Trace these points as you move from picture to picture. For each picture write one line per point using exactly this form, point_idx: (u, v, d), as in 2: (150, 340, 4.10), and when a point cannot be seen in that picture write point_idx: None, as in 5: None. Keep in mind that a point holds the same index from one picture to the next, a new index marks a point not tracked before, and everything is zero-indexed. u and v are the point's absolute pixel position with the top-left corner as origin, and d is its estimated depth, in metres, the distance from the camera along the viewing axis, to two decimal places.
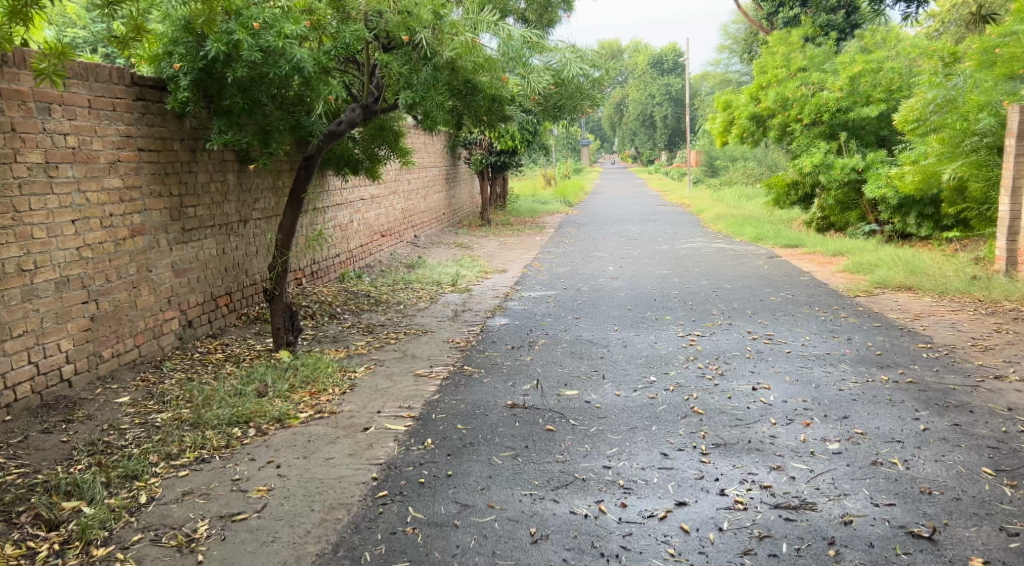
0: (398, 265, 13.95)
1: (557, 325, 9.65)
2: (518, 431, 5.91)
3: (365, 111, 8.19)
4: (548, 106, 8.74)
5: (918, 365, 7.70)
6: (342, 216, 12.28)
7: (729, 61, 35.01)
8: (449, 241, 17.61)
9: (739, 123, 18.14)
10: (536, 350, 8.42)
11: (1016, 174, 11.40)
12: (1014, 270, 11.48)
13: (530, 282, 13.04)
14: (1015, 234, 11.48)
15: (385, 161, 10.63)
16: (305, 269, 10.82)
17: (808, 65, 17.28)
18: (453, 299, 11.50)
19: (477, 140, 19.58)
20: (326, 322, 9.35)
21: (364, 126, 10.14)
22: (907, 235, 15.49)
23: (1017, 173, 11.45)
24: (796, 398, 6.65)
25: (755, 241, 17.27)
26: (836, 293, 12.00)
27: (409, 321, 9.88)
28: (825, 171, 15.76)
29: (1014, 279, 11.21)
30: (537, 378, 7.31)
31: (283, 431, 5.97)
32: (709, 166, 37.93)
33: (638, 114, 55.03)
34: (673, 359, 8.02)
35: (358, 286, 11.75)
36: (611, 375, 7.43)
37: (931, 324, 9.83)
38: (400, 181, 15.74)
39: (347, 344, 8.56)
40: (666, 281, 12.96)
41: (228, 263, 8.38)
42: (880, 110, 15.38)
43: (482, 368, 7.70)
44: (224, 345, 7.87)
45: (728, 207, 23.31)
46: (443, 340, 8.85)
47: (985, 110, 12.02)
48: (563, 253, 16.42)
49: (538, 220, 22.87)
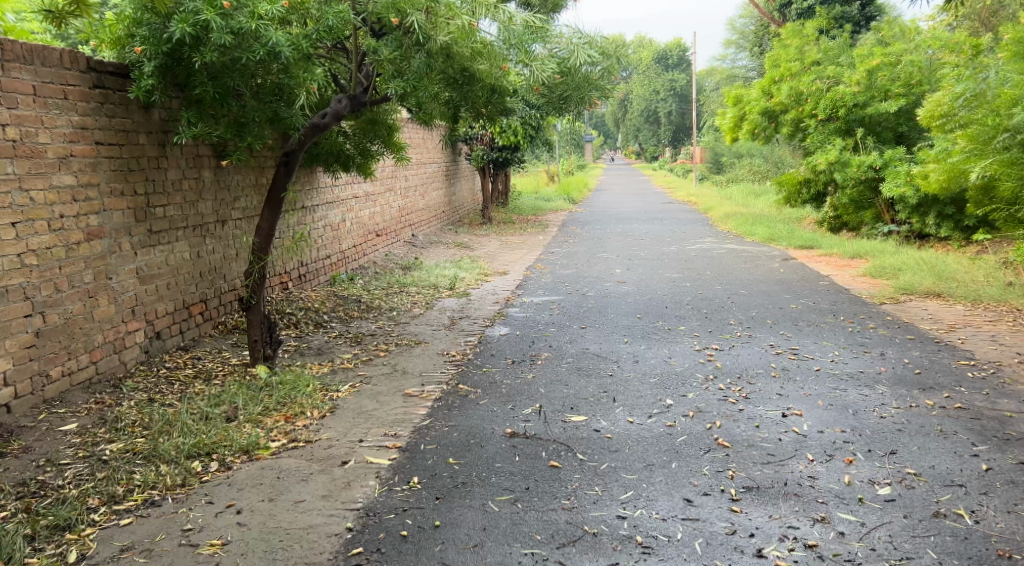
0: (393, 267, 13.17)
1: (562, 336, 8.88)
2: (518, 468, 5.15)
3: (352, 102, 7.43)
4: (552, 98, 7.94)
5: (965, 388, 7.34)
6: (332, 215, 11.52)
7: (735, 57, 34.15)
8: (447, 241, 16.82)
9: (750, 118, 17.21)
10: (539, 365, 7.66)
11: None
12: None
13: (532, 286, 12.28)
14: None
15: (378, 157, 9.91)
16: (291, 273, 10.05)
17: (822, 59, 16.44)
18: (450, 305, 10.74)
19: (477, 135, 18.79)
20: (310, 331, 8.57)
21: (355, 119, 9.39)
22: (926, 236, 14.73)
23: None
24: (832, 428, 6.05)
25: (769, 241, 16.43)
26: (858, 299, 11.24)
27: (403, 330, 9.13)
28: (841, 168, 15.03)
29: None
30: (540, 401, 6.54)
31: (250, 465, 5.14)
32: (713, 164, 37.16)
33: (643, 110, 54.16)
34: (690, 379, 7.26)
35: (348, 290, 10.97)
36: (624, 397, 6.68)
37: (968, 338, 9.24)
38: (396, 178, 14.99)
39: (332, 357, 7.79)
40: (678, 286, 12.18)
41: (202, 267, 7.60)
42: (899, 105, 14.58)
43: (479, 387, 6.92)
44: (196, 359, 7.05)
45: (736, 206, 22.50)
46: (437, 353, 8.09)
47: (1018, 104, 11.03)
48: (567, 253, 15.66)
49: (540, 218, 22.06)
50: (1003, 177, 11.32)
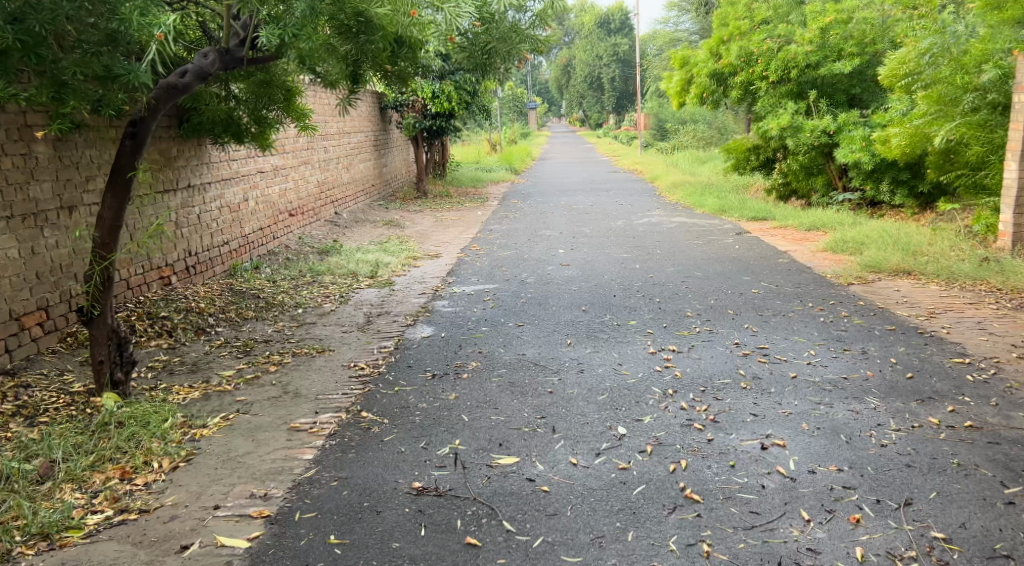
0: (307, 252, 11.66)
1: (496, 338, 7.56)
2: (425, 551, 3.95)
3: (222, 57, 5.97)
4: (473, 56, 6.53)
5: (968, 397, 6.16)
6: (229, 194, 10.00)
7: (678, 21, 32.00)
8: (376, 219, 15.36)
9: (697, 81, 15.51)
10: (463, 380, 6.31)
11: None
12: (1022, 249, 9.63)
13: (464, 272, 10.89)
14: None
15: (277, 126, 8.50)
16: (174, 265, 8.56)
17: (771, 17, 14.78)
18: (367, 298, 9.33)
19: (408, 102, 17.24)
20: (188, 341, 7.12)
21: (244, 82, 7.83)
22: (878, 203, 13.67)
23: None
24: (825, 465, 4.80)
25: (720, 213, 15.16)
26: (822, 280, 9.99)
27: (305, 333, 7.71)
28: (793, 134, 13.71)
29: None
30: (461, 435, 5.18)
31: (47, 559, 3.93)
32: (658, 130, 36.07)
33: (586, 77, 52.68)
34: (645, 396, 5.97)
35: (249, 282, 9.48)
36: (565, 426, 5.37)
37: (953, 327, 8.02)
38: (312, 151, 13.47)
39: (209, 376, 6.35)
40: (626, 268, 10.88)
41: (39, 266, 6.05)
42: (853, 66, 13.30)
43: (387, 415, 5.56)
44: (22, 388, 5.51)
45: (683, 174, 21.25)
46: (341, 366, 6.70)
47: (988, 61, 9.90)
48: (505, 231, 14.31)
49: (479, 191, 20.69)
50: (968, 141, 10.31)
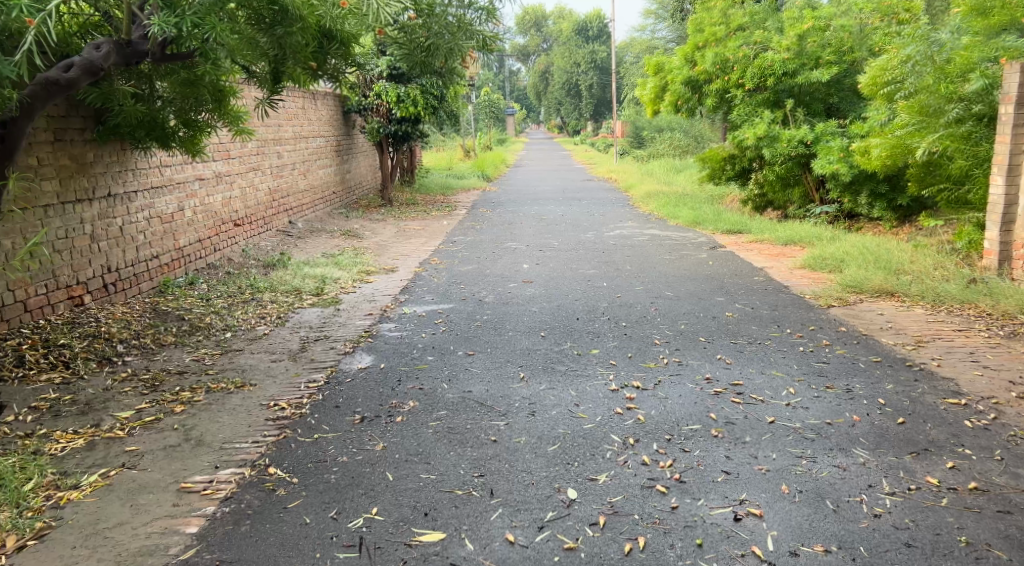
0: (250, 265, 10.80)
1: (440, 370, 6.76)
2: None
3: (121, 50, 5.25)
4: (407, 51, 5.70)
5: (968, 447, 5.41)
6: (160, 204, 9.14)
7: (654, 28, 31.69)
8: (334, 228, 14.51)
9: (671, 89, 14.76)
10: (394, 425, 5.48)
11: (1012, 150, 8.66)
12: (1010, 269, 8.85)
13: (418, 290, 10.05)
14: (1011, 222, 8.80)
15: (208, 130, 7.67)
16: (88, 283, 7.72)
17: (747, 23, 14.07)
18: (306, 318, 8.48)
19: (371, 105, 16.38)
20: (88, 373, 6.32)
21: (167, 80, 6.95)
22: (856, 215, 12.98)
23: (1014, 148, 8.71)
24: (812, 545, 4.22)
25: (694, 225, 14.42)
26: (800, 301, 9.23)
27: (228, 362, 6.87)
28: (769, 144, 12.96)
29: (1017, 282, 8.58)
30: (381, 503, 4.43)
31: None
32: (636, 139, 35.52)
33: (564, 84, 52.05)
34: (602, 447, 5.18)
35: (178, 300, 8.63)
36: (505, 489, 4.58)
37: (943, 358, 7.25)
38: (263, 156, 12.61)
39: (101, 418, 5.50)
40: (593, 287, 10.10)
41: None
42: (831, 74, 12.57)
43: (297, 471, 4.73)
44: None
45: (658, 184, 20.47)
46: (258, 405, 5.87)
47: (974, 70, 9.12)
48: (468, 243, 13.49)
49: (448, 199, 19.87)
50: (951, 154, 9.48)
